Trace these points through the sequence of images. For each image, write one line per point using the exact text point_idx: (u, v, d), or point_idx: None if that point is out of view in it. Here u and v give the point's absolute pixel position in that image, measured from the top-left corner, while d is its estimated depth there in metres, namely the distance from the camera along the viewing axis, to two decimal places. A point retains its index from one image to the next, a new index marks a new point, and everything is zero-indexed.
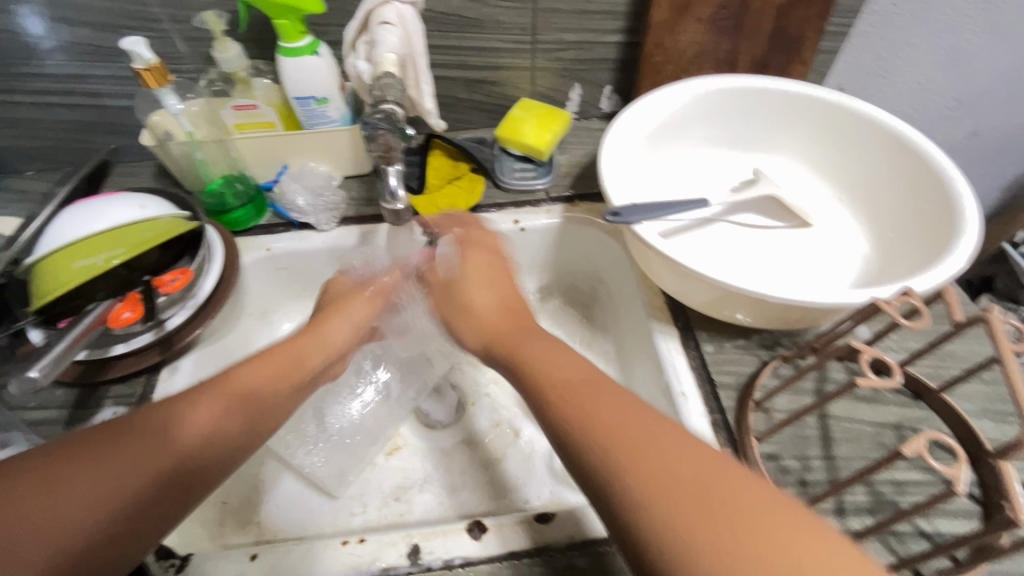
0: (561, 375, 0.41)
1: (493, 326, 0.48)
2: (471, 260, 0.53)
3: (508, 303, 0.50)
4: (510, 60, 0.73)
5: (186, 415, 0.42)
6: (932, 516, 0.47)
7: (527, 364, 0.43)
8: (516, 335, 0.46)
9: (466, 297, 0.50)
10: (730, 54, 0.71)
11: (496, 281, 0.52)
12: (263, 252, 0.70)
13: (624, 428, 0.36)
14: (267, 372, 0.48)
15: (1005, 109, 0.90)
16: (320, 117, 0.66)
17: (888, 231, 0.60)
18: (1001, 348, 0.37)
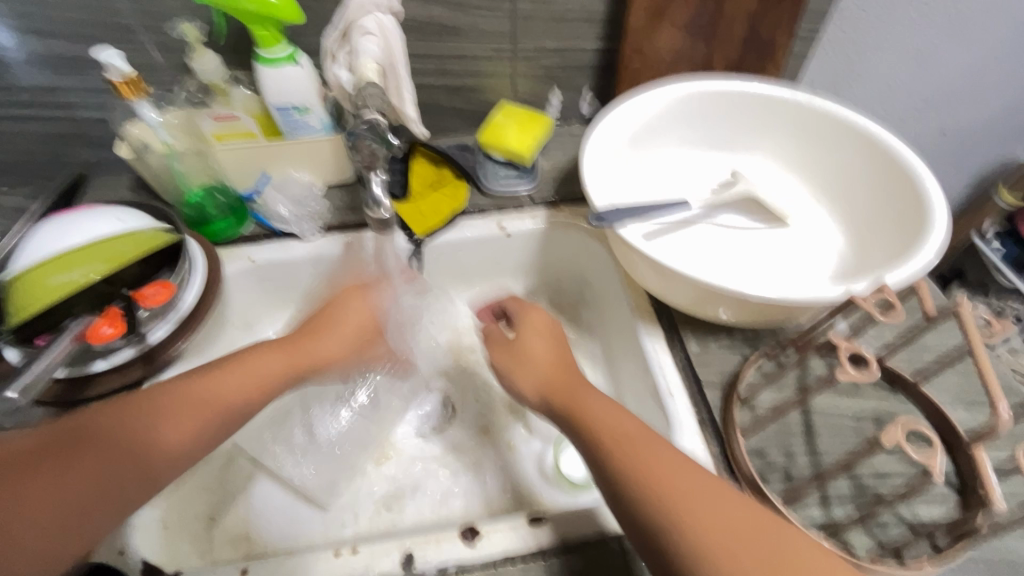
0: (612, 440, 0.43)
1: (553, 381, 0.49)
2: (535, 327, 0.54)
3: (559, 355, 0.52)
4: (491, 67, 0.73)
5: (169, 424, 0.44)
6: (912, 503, 0.48)
7: (590, 420, 0.45)
8: (571, 398, 0.47)
9: (526, 351, 0.52)
10: (706, 58, 0.72)
11: (552, 337, 0.54)
12: (246, 263, 0.69)
13: (680, 484, 0.40)
14: (240, 382, 0.48)
15: (969, 107, 0.94)
16: (303, 127, 0.66)
17: (862, 228, 0.62)
18: (972, 339, 0.39)
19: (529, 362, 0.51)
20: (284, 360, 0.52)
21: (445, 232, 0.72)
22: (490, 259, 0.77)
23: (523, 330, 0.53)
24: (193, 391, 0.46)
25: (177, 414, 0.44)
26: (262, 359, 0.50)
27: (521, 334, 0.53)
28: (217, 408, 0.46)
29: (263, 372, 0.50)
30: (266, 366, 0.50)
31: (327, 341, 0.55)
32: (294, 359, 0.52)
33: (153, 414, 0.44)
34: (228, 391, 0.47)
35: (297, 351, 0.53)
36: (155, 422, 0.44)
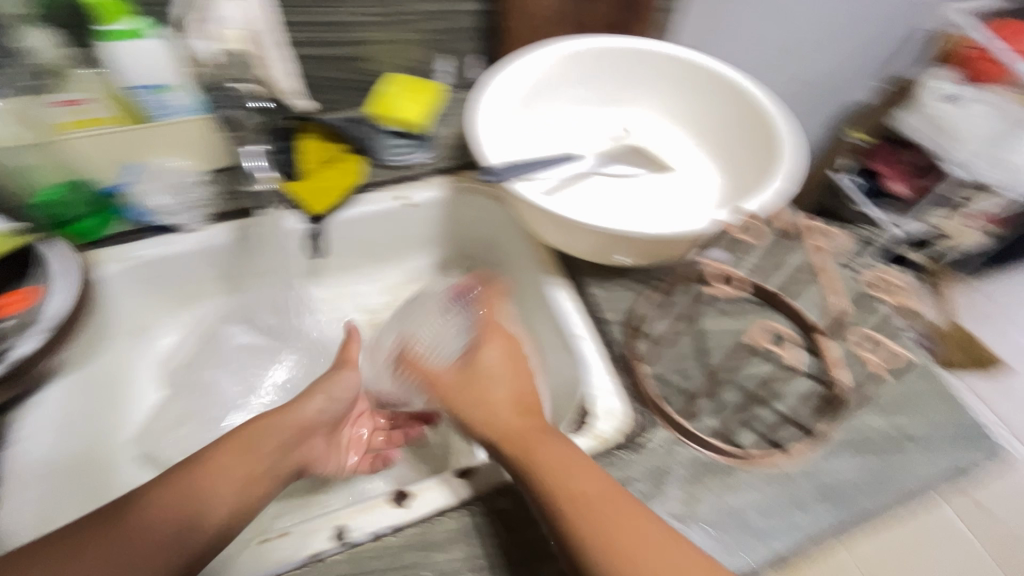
0: (568, 490, 0.43)
1: (517, 433, 0.48)
2: (487, 360, 0.53)
3: (517, 392, 0.51)
4: (372, 34, 0.71)
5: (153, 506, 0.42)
6: (788, 399, 0.55)
7: (560, 478, 0.44)
8: (525, 446, 0.46)
9: (488, 398, 0.50)
10: (583, 16, 0.74)
11: (510, 375, 0.52)
12: (125, 262, 0.64)
13: (633, 543, 0.40)
14: (231, 461, 0.47)
15: (820, 55, 1.04)
16: (168, 108, 0.59)
17: (731, 167, 0.68)
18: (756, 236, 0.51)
19: (488, 408, 0.49)
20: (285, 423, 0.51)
21: (345, 208, 0.71)
22: (396, 232, 0.77)
23: (474, 362, 0.53)
24: (171, 483, 0.44)
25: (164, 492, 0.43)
26: (259, 438, 0.49)
27: (478, 367, 0.52)
28: (188, 503, 0.43)
29: (254, 453, 0.48)
30: (249, 449, 0.48)
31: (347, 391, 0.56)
32: (272, 432, 0.50)
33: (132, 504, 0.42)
34: (208, 484, 0.45)
35: (281, 420, 0.51)
36: (132, 510, 0.42)
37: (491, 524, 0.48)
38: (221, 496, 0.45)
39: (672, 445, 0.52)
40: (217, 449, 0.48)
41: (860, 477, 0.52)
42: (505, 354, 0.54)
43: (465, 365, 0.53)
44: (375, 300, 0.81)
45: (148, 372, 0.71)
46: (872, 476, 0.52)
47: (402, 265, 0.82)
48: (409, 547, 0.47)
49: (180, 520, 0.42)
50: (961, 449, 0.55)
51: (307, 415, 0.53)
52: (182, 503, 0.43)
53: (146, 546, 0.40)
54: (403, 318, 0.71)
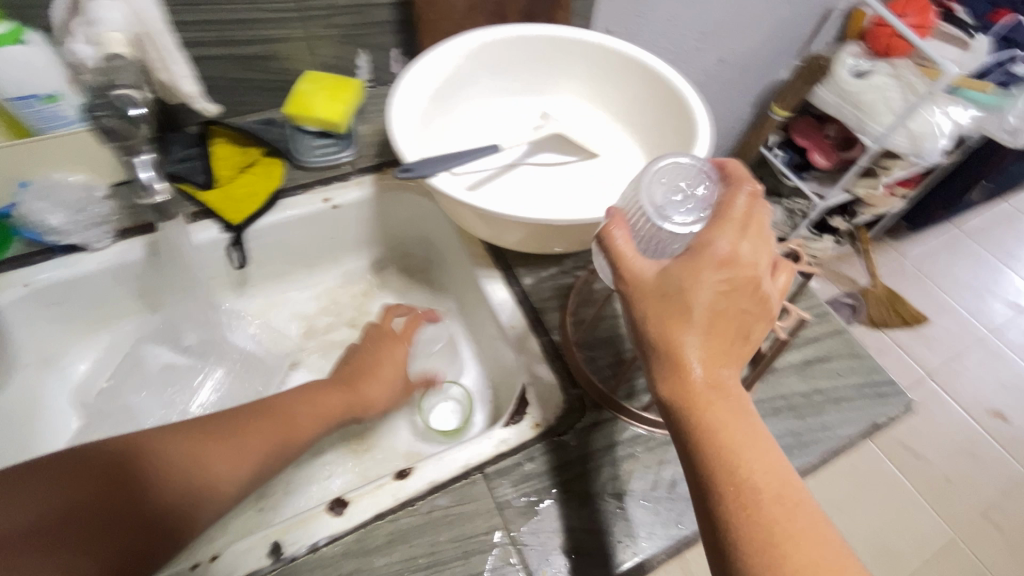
0: (744, 468, 0.36)
1: (696, 379, 0.37)
2: (711, 279, 0.38)
3: (729, 309, 0.38)
4: (282, 31, 0.68)
5: (217, 457, 0.50)
6: None
7: (736, 452, 0.36)
8: (706, 405, 0.37)
9: (692, 330, 0.38)
10: (499, 6, 0.74)
11: (732, 305, 0.38)
12: (22, 290, 0.59)
13: (796, 542, 0.34)
14: (277, 434, 0.54)
15: (736, 36, 1.08)
16: (58, 118, 0.57)
17: (652, 149, 0.70)
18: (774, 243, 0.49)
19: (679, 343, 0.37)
20: (346, 400, 0.61)
21: (267, 214, 0.68)
22: (326, 235, 0.75)
23: (693, 278, 0.38)
24: (207, 447, 0.50)
25: (228, 443, 0.51)
26: (309, 411, 0.58)
27: (693, 287, 0.38)
28: (208, 481, 0.48)
29: (251, 454, 0.52)
30: (253, 439, 0.53)
31: (375, 392, 0.63)
32: (324, 412, 0.59)
33: (171, 454, 0.49)
34: (230, 465, 0.50)
35: (346, 398, 0.61)
36: (201, 454, 0.50)
37: (432, 522, 0.48)
38: (220, 497, 0.49)
39: (609, 425, 0.54)
40: (245, 420, 0.54)
41: (782, 439, 0.55)
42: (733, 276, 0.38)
43: (677, 275, 0.38)
44: (310, 308, 0.79)
45: (63, 403, 0.67)
46: (794, 438, 0.56)
47: (336, 268, 0.80)
48: (346, 556, 0.46)
49: (235, 479, 0.50)
50: (874, 402, 0.59)
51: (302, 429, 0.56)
52: (205, 476, 0.48)
53: (207, 489, 0.48)
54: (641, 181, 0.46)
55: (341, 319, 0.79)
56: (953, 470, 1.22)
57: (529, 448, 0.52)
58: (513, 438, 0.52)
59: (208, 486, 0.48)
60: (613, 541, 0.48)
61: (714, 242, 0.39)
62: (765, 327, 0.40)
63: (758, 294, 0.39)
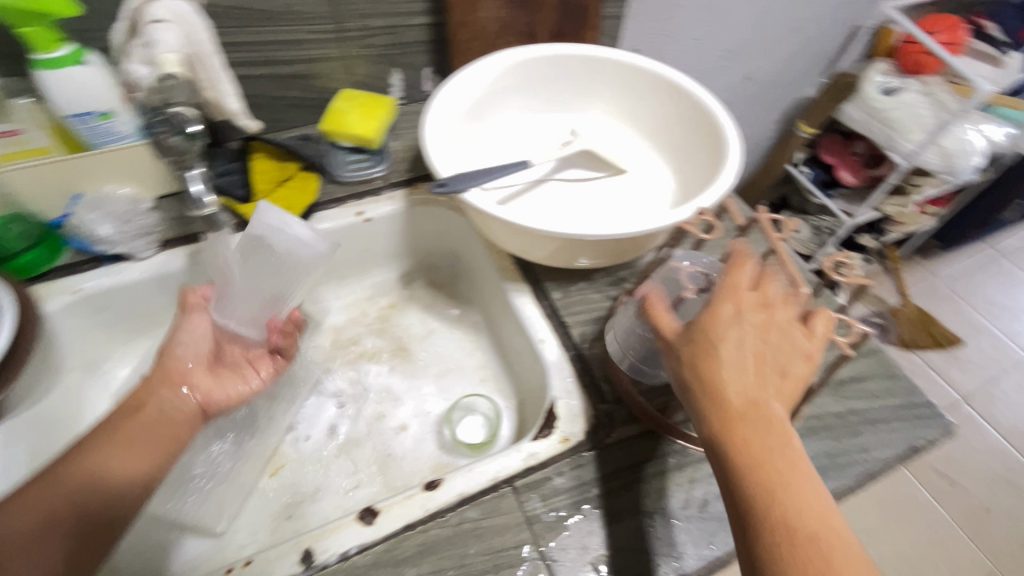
0: (789, 511, 0.36)
1: (732, 411, 0.39)
2: (735, 317, 0.41)
3: (759, 345, 0.40)
4: (321, 52, 0.71)
5: (108, 464, 0.45)
6: None
7: (777, 482, 0.37)
8: (745, 440, 0.38)
9: (724, 364, 0.40)
10: (530, 27, 0.76)
11: (759, 340, 0.40)
12: (73, 295, 0.62)
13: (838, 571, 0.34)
14: (151, 416, 0.49)
15: (764, 54, 1.08)
16: (109, 134, 0.59)
17: (681, 165, 0.70)
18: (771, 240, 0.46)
19: (713, 377, 0.39)
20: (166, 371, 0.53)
21: None
22: (358, 247, 0.77)
23: (717, 318, 0.41)
24: (81, 460, 0.45)
25: (119, 444, 0.46)
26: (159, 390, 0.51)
27: (718, 326, 0.41)
28: (122, 473, 0.45)
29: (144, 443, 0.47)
30: (159, 440, 0.49)
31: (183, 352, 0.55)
32: (171, 383, 0.52)
33: (60, 470, 0.44)
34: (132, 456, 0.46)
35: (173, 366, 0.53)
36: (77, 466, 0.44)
37: (459, 534, 0.48)
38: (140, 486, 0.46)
39: (647, 439, 0.54)
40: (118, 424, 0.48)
41: (819, 461, 0.54)
42: (756, 314, 0.41)
43: (701, 317, 0.42)
44: (340, 319, 0.80)
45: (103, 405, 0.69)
46: (830, 458, 0.55)
47: (365, 279, 0.82)
48: (377, 565, 0.46)
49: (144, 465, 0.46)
50: (913, 425, 0.58)
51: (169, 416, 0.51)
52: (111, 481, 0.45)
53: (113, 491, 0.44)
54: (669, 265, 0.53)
55: (369, 330, 0.80)
56: (991, 499, 1.17)
57: (558, 463, 0.52)
58: (542, 452, 0.52)
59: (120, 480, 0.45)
60: (655, 558, 0.48)
61: (732, 284, 0.43)
62: (810, 367, 0.40)
63: (786, 332, 0.41)
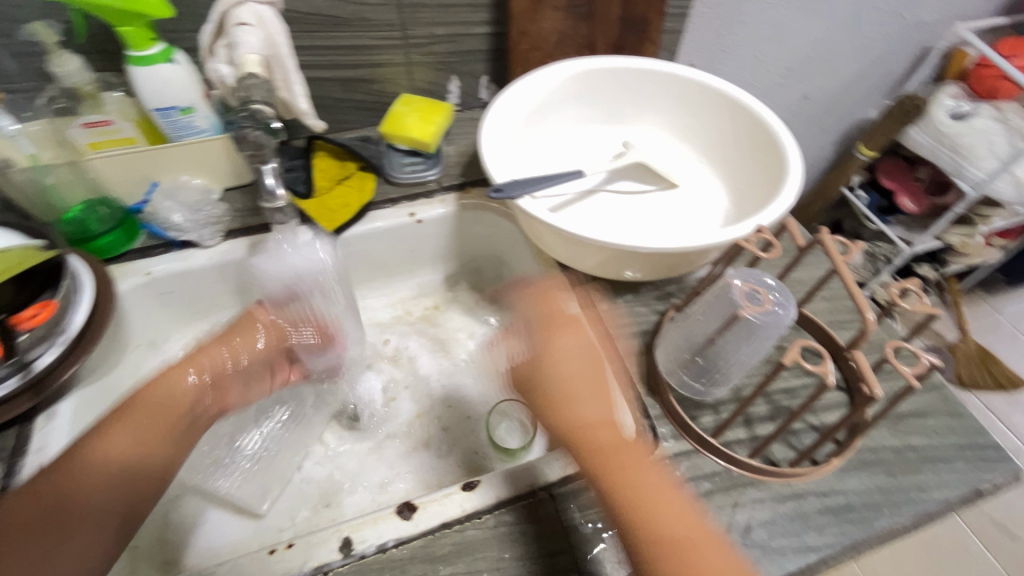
0: (644, 505, 0.44)
1: (582, 431, 0.48)
2: (562, 356, 0.52)
3: (583, 370, 0.52)
4: (385, 57, 0.74)
5: (129, 448, 0.48)
6: (818, 412, 0.56)
7: (630, 480, 0.45)
8: (595, 451, 0.47)
9: (563, 390, 0.50)
10: (590, 39, 0.76)
11: (583, 365, 0.52)
12: (143, 278, 0.66)
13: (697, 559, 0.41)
14: (169, 409, 0.52)
15: (824, 73, 1.05)
16: (188, 128, 0.63)
17: (737, 182, 0.69)
18: (836, 261, 0.47)
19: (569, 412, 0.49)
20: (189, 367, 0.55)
21: (357, 225, 0.72)
22: (406, 248, 0.78)
23: (551, 359, 0.52)
24: (95, 448, 0.47)
25: (138, 432, 0.50)
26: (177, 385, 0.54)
27: (551, 363, 0.52)
28: (125, 466, 0.48)
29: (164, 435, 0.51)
30: (163, 432, 0.51)
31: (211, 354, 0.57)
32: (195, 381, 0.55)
33: (90, 447, 0.47)
34: (124, 449, 0.48)
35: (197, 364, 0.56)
36: (106, 446, 0.47)
37: (496, 538, 0.48)
38: (136, 481, 0.48)
39: (690, 458, 0.53)
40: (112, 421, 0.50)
41: (872, 495, 0.52)
42: (574, 345, 0.53)
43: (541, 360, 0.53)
44: (385, 316, 0.82)
45: None
46: (884, 495, 0.52)
47: (411, 279, 0.83)
48: (413, 560, 0.47)
49: (158, 453, 0.50)
50: (977, 466, 0.54)
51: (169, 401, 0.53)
52: (134, 466, 0.48)
53: (136, 475, 0.48)
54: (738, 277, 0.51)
55: (412, 328, 0.81)
56: None
57: None
58: None
59: (139, 466, 0.48)
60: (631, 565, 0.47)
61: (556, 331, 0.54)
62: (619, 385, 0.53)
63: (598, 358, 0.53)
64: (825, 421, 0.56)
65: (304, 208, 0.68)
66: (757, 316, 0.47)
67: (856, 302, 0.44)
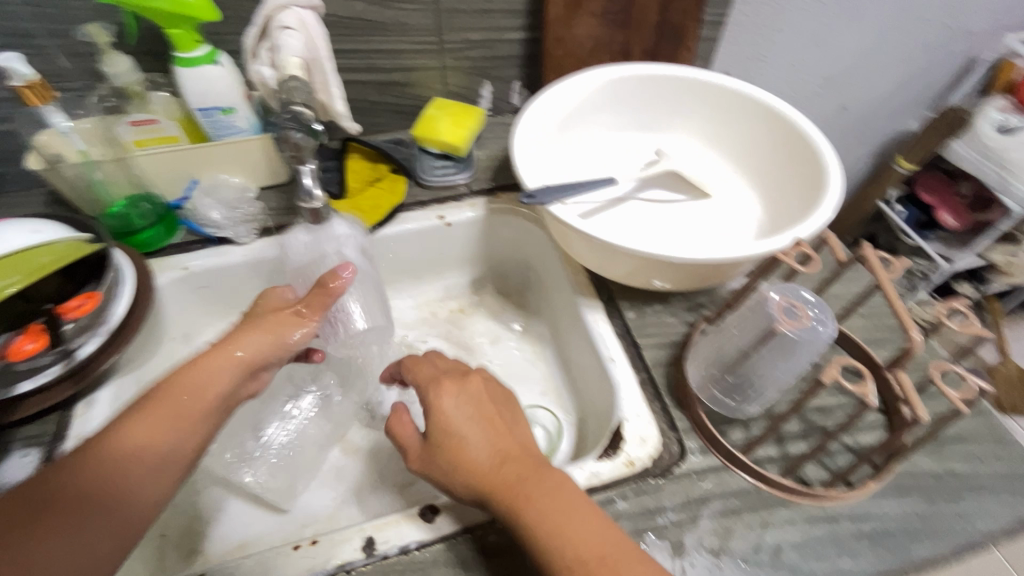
0: (571, 541, 0.40)
1: (493, 480, 0.43)
2: (452, 406, 0.47)
3: (483, 417, 0.47)
4: (420, 61, 0.75)
5: (162, 433, 0.45)
6: (854, 432, 0.54)
7: (551, 523, 0.40)
8: (511, 499, 0.42)
9: (464, 437, 0.45)
10: (624, 46, 0.76)
11: (480, 411, 0.47)
12: (180, 272, 0.68)
13: None
14: (202, 393, 0.48)
15: (863, 84, 1.03)
16: (230, 128, 0.65)
17: (773, 193, 0.67)
18: (879, 276, 0.46)
19: (466, 462, 0.44)
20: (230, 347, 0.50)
21: (387, 226, 0.73)
22: (434, 250, 0.79)
23: (441, 412, 0.47)
24: (133, 430, 0.44)
25: (173, 417, 0.46)
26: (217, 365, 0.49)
27: (444, 418, 0.46)
28: (155, 456, 0.44)
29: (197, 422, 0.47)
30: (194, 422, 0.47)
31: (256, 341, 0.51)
32: (235, 359, 0.50)
33: (128, 427, 0.44)
34: (158, 437, 0.44)
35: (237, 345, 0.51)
36: (142, 429, 0.44)
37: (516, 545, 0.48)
38: (162, 480, 0.44)
39: (718, 474, 0.51)
40: (143, 405, 0.46)
41: (910, 522, 0.50)
42: (466, 389, 0.49)
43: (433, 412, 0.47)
44: (411, 318, 0.82)
45: None
46: (923, 522, 0.50)
47: (438, 282, 0.84)
48: (435, 564, 0.47)
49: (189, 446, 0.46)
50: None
51: (204, 390, 0.48)
52: (162, 460, 0.44)
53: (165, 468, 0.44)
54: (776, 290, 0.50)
55: (437, 331, 0.81)
56: None
57: (623, 486, 0.51)
58: (607, 473, 0.51)
59: (168, 458, 0.44)
60: None
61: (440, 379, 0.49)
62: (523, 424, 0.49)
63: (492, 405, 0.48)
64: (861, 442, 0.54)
65: (336, 209, 0.69)
66: (798, 333, 0.46)
67: (901, 321, 0.43)
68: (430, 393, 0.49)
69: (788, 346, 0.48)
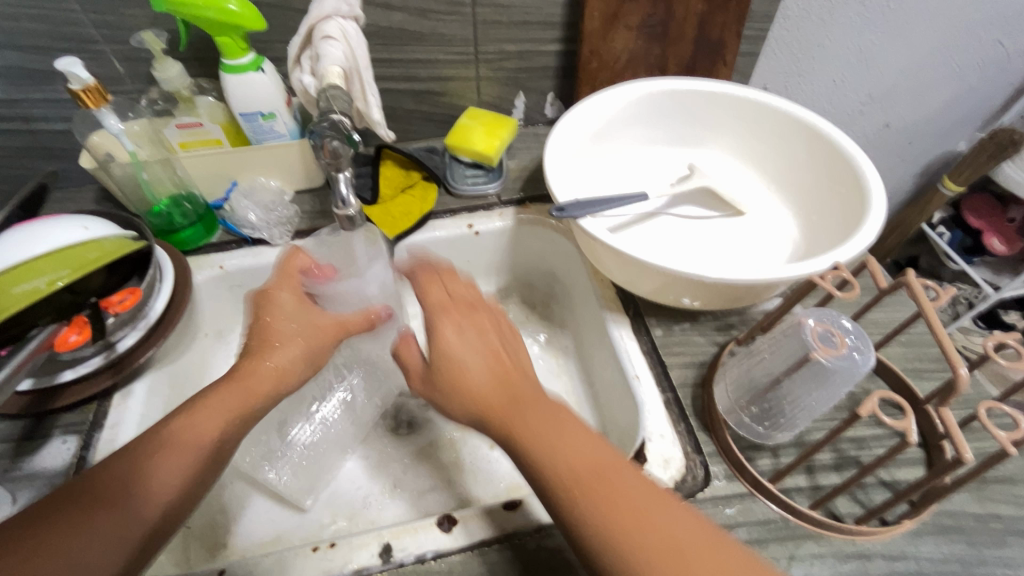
0: (565, 462, 0.39)
1: (488, 402, 0.43)
2: (453, 334, 0.47)
3: (485, 344, 0.47)
4: (455, 71, 0.75)
5: (202, 431, 0.46)
6: (890, 466, 0.52)
7: (550, 446, 0.40)
8: (506, 418, 0.42)
9: (460, 359, 0.45)
10: (661, 59, 0.75)
11: (482, 340, 0.47)
12: (216, 270, 0.70)
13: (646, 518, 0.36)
14: (238, 400, 0.49)
15: (909, 102, 0.99)
16: (270, 133, 0.67)
17: (810, 213, 0.65)
18: (925, 307, 0.44)
19: (465, 384, 0.44)
20: (266, 355, 0.52)
21: (417, 232, 0.73)
22: (461, 259, 0.79)
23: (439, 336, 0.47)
24: (175, 432, 0.46)
25: (212, 419, 0.47)
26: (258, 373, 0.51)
27: (442, 342, 0.46)
28: (194, 453, 0.45)
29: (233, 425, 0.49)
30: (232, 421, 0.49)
31: (287, 353, 0.52)
32: (269, 369, 0.52)
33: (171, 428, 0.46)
34: (203, 433, 0.46)
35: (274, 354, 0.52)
36: (182, 431, 0.46)
37: (535, 561, 0.47)
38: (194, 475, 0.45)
39: (743, 502, 0.50)
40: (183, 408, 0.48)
41: (948, 566, 0.47)
42: (470, 317, 0.49)
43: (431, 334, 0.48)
44: None
45: None
46: (963, 566, 0.47)
47: None
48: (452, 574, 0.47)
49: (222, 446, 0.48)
50: None
51: (243, 398, 0.49)
52: (196, 457, 0.46)
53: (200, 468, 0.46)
54: (812, 315, 0.48)
55: None
56: None
57: None
58: None
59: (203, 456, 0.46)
60: None
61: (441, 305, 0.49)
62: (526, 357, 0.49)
63: (499, 340, 0.48)
64: (898, 477, 0.52)
65: (367, 214, 0.70)
66: (830, 361, 0.44)
67: (948, 355, 0.40)
68: (432, 319, 0.48)
69: (820, 374, 0.46)
